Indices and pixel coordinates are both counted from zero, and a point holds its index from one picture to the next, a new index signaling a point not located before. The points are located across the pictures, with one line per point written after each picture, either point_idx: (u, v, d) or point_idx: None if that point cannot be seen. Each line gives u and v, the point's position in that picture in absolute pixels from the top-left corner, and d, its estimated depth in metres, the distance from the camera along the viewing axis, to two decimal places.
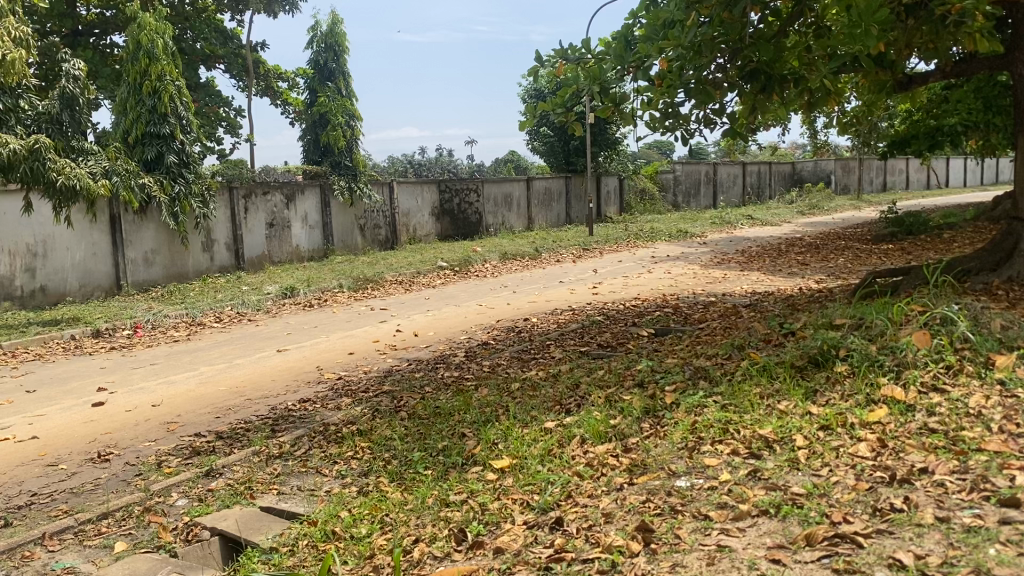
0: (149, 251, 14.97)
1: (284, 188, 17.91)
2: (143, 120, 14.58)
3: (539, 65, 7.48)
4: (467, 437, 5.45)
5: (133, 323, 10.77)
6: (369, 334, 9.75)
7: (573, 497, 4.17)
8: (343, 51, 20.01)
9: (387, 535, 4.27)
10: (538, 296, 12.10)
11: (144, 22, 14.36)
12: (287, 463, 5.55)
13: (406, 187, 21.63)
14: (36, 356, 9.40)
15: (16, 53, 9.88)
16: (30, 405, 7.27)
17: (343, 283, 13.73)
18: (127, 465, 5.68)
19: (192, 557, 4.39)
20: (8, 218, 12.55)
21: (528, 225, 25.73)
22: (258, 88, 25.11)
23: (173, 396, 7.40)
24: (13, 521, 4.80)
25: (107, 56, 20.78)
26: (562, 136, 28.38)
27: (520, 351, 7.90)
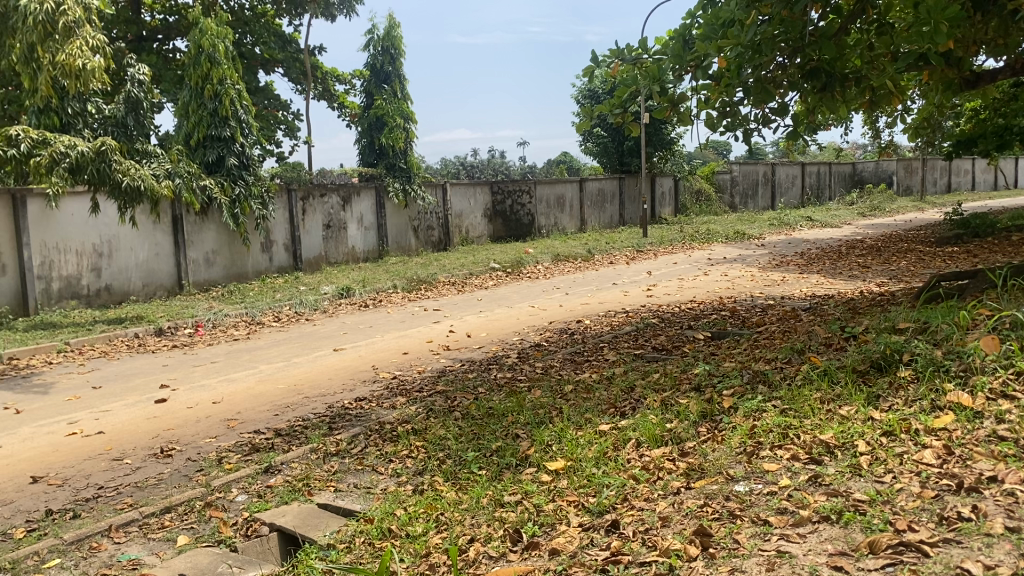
0: (210, 251, 15.30)
1: (340, 190, 18.16)
2: (204, 123, 14.94)
3: (595, 65, 7.45)
4: (521, 438, 5.45)
5: (194, 322, 11.03)
6: (424, 334, 9.82)
7: (629, 501, 4.14)
8: (400, 54, 20.14)
9: (443, 534, 4.29)
10: (592, 298, 12.06)
11: (206, 27, 14.69)
12: (344, 461, 5.61)
13: (459, 189, 21.76)
14: (102, 353, 9.68)
15: (96, 62, 10.31)
16: (96, 401, 7.49)
17: (398, 284, 13.85)
18: (189, 461, 5.81)
19: (252, 552, 4.47)
20: (77, 218, 12.92)
21: (580, 226, 25.67)
22: (315, 91, 25.48)
23: (233, 394, 7.55)
24: (81, 513, 4.95)
25: (170, 61, 21.30)
26: (616, 137, 28.26)
27: (574, 353, 7.88)
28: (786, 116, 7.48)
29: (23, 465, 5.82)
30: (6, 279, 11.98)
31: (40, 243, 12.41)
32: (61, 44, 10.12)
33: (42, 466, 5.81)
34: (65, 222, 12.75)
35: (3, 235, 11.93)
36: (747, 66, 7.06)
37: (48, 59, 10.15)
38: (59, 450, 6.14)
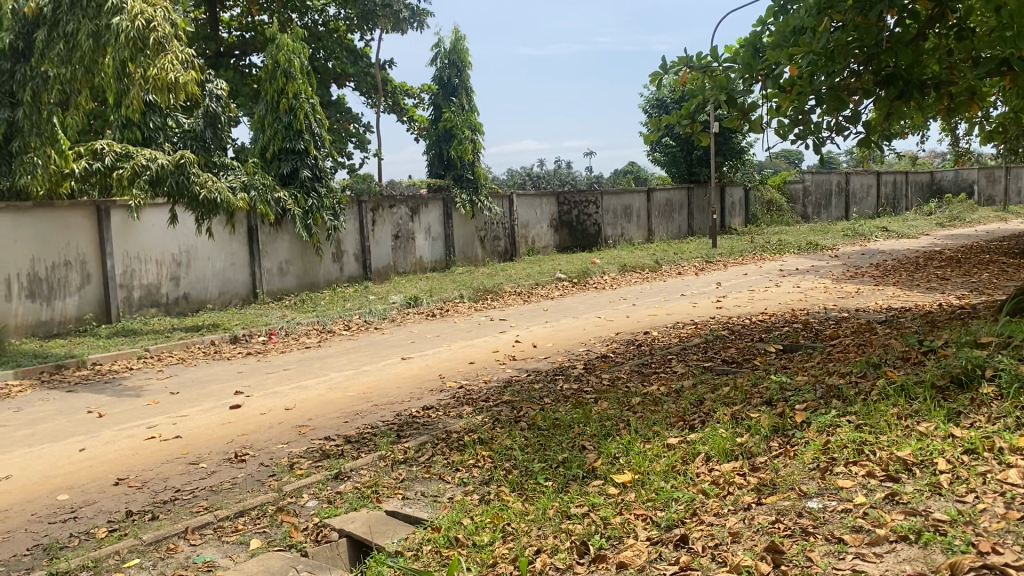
0: (283, 261, 15.65)
1: (409, 201, 18.42)
2: (280, 135, 15.33)
3: (663, 73, 7.41)
4: (588, 450, 5.43)
5: (268, 330, 11.29)
6: (490, 344, 9.86)
7: (699, 515, 4.08)
8: (467, 67, 20.30)
9: (509, 544, 4.29)
10: (660, 309, 11.98)
11: (282, 43, 15.15)
12: (411, 468, 5.67)
13: (526, 200, 21.84)
14: (179, 359, 9.99)
15: (189, 75, 10.72)
16: (174, 406, 7.72)
17: (465, 294, 13.96)
18: (262, 466, 5.94)
19: (322, 558, 4.54)
20: (157, 229, 13.36)
21: (648, 237, 25.50)
22: (385, 104, 25.90)
23: (305, 400, 7.70)
24: (159, 515, 5.10)
25: (246, 76, 21.92)
26: (685, 146, 28.05)
27: (641, 365, 7.81)
28: (859, 124, 7.33)
29: (105, 467, 6.03)
30: (91, 287, 12.44)
31: (123, 253, 12.87)
32: (152, 58, 10.49)
33: (123, 468, 6.02)
34: (146, 233, 13.19)
35: (89, 244, 12.41)
36: (820, 73, 6.94)
37: (139, 73, 10.49)
38: (139, 453, 6.35)
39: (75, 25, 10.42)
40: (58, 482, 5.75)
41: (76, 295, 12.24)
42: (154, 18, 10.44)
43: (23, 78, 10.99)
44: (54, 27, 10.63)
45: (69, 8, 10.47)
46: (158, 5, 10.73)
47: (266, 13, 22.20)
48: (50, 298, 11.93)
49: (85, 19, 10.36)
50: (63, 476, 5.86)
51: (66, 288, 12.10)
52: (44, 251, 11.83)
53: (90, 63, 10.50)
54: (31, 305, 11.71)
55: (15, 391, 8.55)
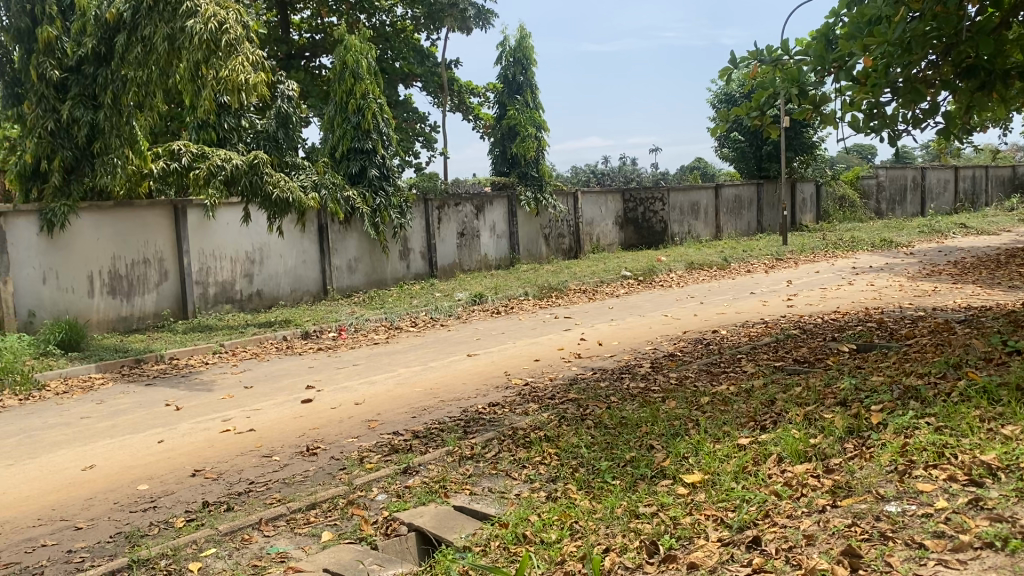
0: (352, 259, 15.87)
1: (474, 199, 18.55)
2: (348, 136, 15.58)
3: (733, 68, 7.29)
4: (656, 449, 5.37)
5: (337, 326, 11.50)
6: (555, 342, 9.86)
7: (772, 517, 4.01)
8: (532, 65, 20.29)
9: (578, 542, 4.28)
10: (729, 307, 11.83)
11: (351, 44, 15.36)
12: (478, 464, 5.70)
13: (591, 197, 21.80)
14: (253, 354, 10.23)
15: (259, 77, 10.81)
16: (248, 400, 7.91)
17: (529, 292, 13.97)
18: (332, 459, 6.05)
19: (392, 551, 4.60)
20: (231, 228, 13.69)
21: (715, 234, 25.20)
22: (450, 104, 26.06)
23: (374, 396, 7.81)
24: (235, 506, 5.22)
25: (315, 77, 22.34)
26: (754, 141, 27.65)
27: (710, 364, 7.71)
28: (937, 116, 7.11)
29: (183, 459, 6.21)
30: (168, 284, 12.83)
31: (199, 251, 13.22)
32: (224, 60, 10.68)
33: (200, 459, 6.19)
34: (220, 231, 13.53)
35: (166, 243, 12.79)
36: (895, 65, 6.76)
37: (212, 75, 10.70)
38: (215, 446, 6.51)
39: (152, 29, 10.77)
40: (138, 473, 5.94)
41: (154, 292, 12.63)
42: (226, 20, 10.66)
43: (103, 82, 11.27)
44: (134, 31, 10.98)
45: (147, 12, 10.81)
46: (230, 8, 11.00)
47: (335, 14, 22.54)
48: (130, 295, 12.33)
49: (161, 22, 10.71)
50: (143, 467, 6.06)
51: (144, 285, 12.50)
52: (124, 249, 12.24)
53: (165, 65, 10.83)
54: (112, 301, 12.13)
55: (97, 384, 8.88)
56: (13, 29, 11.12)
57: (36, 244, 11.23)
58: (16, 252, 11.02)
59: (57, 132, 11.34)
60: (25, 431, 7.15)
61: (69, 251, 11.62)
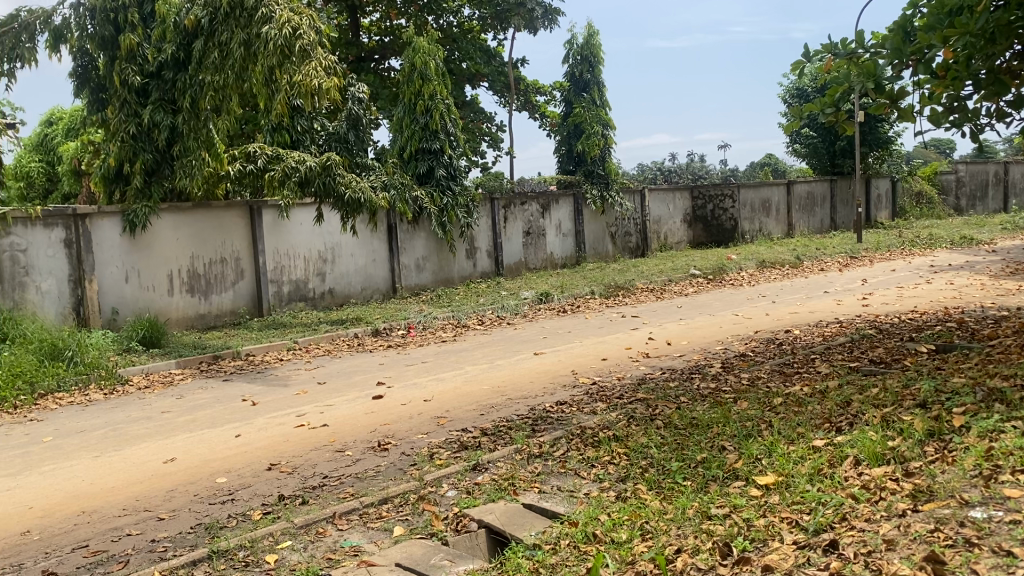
0: (420, 258, 16.04)
1: (541, 198, 18.59)
2: (416, 136, 15.77)
3: (806, 62, 7.15)
4: (728, 450, 5.31)
5: (406, 324, 11.65)
6: (622, 341, 9.81)
7: (849, 521, 3.92)
8: (599, 62, 20.19)
9: (648, 542, 4.25)
10: (802, 307, 11.61)
11: (419, 46, 15.55)
12: (547, 463, 5.71)
13: (658, 195, 21.65)
14: (326, 351, 10.43)
15: (330, 82, 10.90)
16: (321, 396, 8.06)
17: (596, 291, 13.93)
18: (403, 455, 6.13)
19: (462, 547, 4.65)
20: (304, 228, 13.98)
21: (786, 232, 24.75)
22: (517, 103, 26.08)
23: (443, 393, 7.89)
24: (310, 500, 5.34)
25: (384, 79, 22.62)
26: (827, 137, 27.04)
27: (782, 364, 7.58)
28: (1022, 109, 6.86)
29: (260, 453, 6.37)
30: (245, 283, 13.16)
31: (273, 250, 13.52)
32: (297, 65, 10.92)
33: (276, 454, 6.35)
34: (294, 232, 13.83)
35: (242, 243, 13.14)
36: (979, 57, 6.56)
37: (286, 79, 10.96)
38: (290, 440, 6.66)
39: (230, 35, 11.12)
40: (216, 466, 6.12)
41: (231, 291, 12.98)
42: (300, 26, 10.96)
43: (182, 86, 11.62)
44: (211, 37, 11.31)
45: (225, 18, 11.18)
46: (303, 13, 11.28)
47: (404, 16, 22.75)
48: (207, 293, 12.68)
49: (238, 28, 11.07)
50: (221, 460, 6.23)
51: (222, 283, 12.85)
52: (202, 248, 12.60)
53: (241, 69, 11.16)
54: (190, 299, 12.48)
55: (177, 379, 9.16)
56: (98, 37, 11.49)
57: (119, 244, 11.64)
58: (100, 252, 11.44)
59: (139, 135, 11.78)
60: (110, 424, 7.42)
61: (151, 251, 12.00)
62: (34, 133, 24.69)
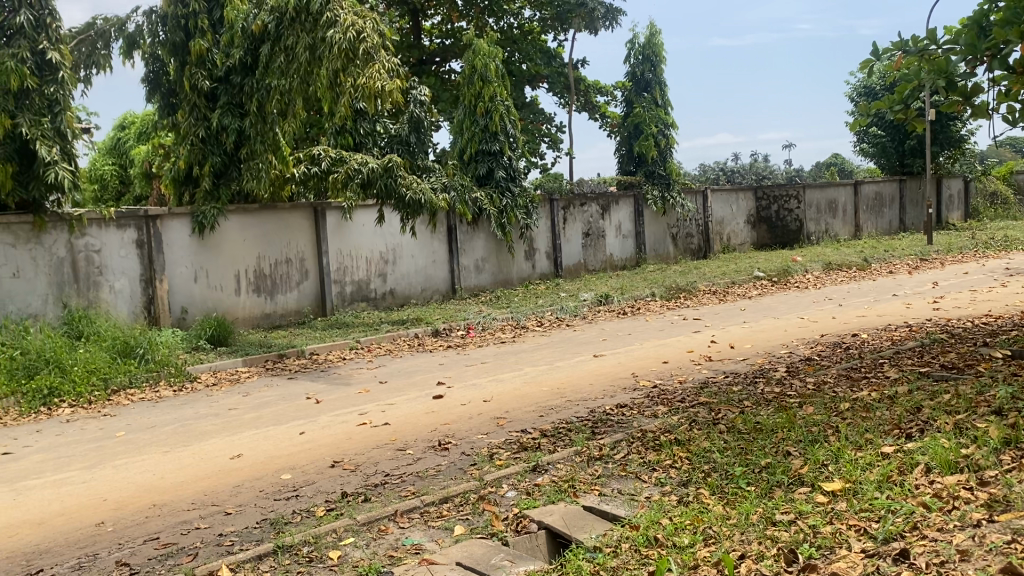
0: (480, 259, 16.12)
1: (600, 199, 18.54)
2: (476, 138, 15.85)
3: (875, 60, 6.97)
4: (793, 456, 5.21)
5: (466, 325, 11.72)
6: (684, 344, 9.70)
7: (920, 530, 3.82)
8: (660, 61, 20.02)
9: (711, 547, 4.19)
10: (870, 309, 11.35)
11: (480, 48, 15.63)
12: (607, 465, 5.67)
13: (721, 195, 21.40)
14: (387, 351, 10.55)
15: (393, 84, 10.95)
16: (382, 395, 8.16)
17: (657, 292, 13.84)
18: (463, 455, 6.16)
19: (522, 548, 4.65)
20: (366, 229, 14.17)
21: (853, 233, 24.23)
22: (578, 104, 25.98)
23: (502, 393, 7.91)
24: (372, 497, 5.40)
25: (445, 81, 22.79)
26: (896, 136, 26.37)
27: (850, 368, 7.41)
28: None
29: (324, 450, 6.48)
30: (309, 283, 13.40)
31: (337, 251, 13.73)
32: (361, 68, 10.96)
33: (339, 451, 6.44)
34: (357, 233, 14.03)
35: (307, 244, 13.37)
36: None
37: (350, 82, 10.99)
38: (353, 438, 6.75)
39: (295, 39, 11.26)
40: (281, 462, 6.24)
41: (296, 291, 13.22)
42: (364, 30, 10.97)
43: (250, 91, 11.90)
44: (277, 41, 11.51)
45: (290, 23, 11.31)
46: (368, 17, 11.30)
47: (465, 19, 22.89)
48: (273, 293, 12.93)
49: (303, 32, 11.17)
50: (286, 457, 6.35)
51: (287, 283, 13.10)
52: (268, 249, 12.87)
53: (307, 73, 11.29)
54: (257, 299, 12.75)
55: (244, 377, 9.38)
56: (169, 43, 11.84)
57: (188, 244, 11.95)
58: (170, 252, 11.76)
59: (208, 139, 12.11)
60: (179, 420, 7.63)
61: (219, 252, 12.28)
62: (108, 137, 25.51)
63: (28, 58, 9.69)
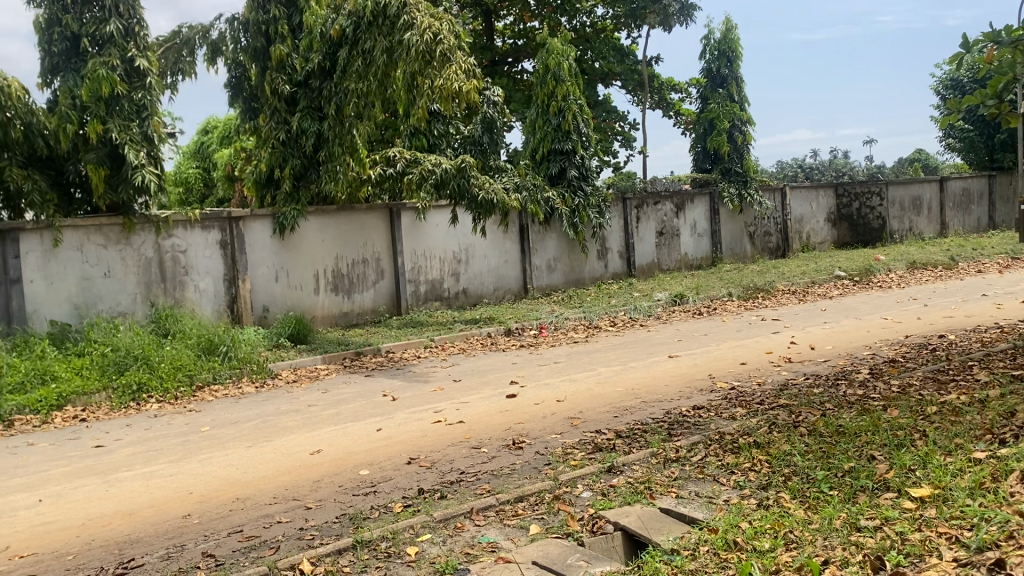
0: (552, 258, 16.11)
1: (674, 197, 18.35)
2: (549, 137, 15.87)
3: (966, 54, 6.70)
4: (877, 460, 5.06)
5: (539, 324, 11.74)
6: (762, 345, 9.53)
7: (1017, 539, 3.67)
8: (737, 57, 19.69)
9: (794, 552, 4.10)
10: (958, 310, 10.96)
11: (553, 47, 15.65)
12: (684, 467, 5.60)
13: (800, 192, 20.94)
14: (461, 350, 10.64)
15: (470, 85, 11.00)
16: (456, 393, 8.23)
17: (734, 292, 13.63)
18: (537, 454, 6.18)
19: (598, 548, 4.63)
20: (440, 229, 14.31)
21: (939, 231, 23.45)
22: (651, 102, 25.72)
23: (576, 393, 7.90)
24: (448, 494, 5.45)
25: (517, 81, 22.85)
26: (986, 130, 25.22)
27: (937, 370, 7.16)
28: None
29: (400, 447, 6.56)
30: (385, 282, 13.59)
31: (411, 251, 13.89)
32: (438, 70, 11.02)
33: (415, 448, 6.52)
34: (430, 233, 14.17)
35: (382, 244, 13.57)
36: None
37: (427, 84, 11.07)
38: (428, 435, 6.83)
39: (373, 43, 11.41)
40: (359, 458, 6.34)
41: (372, 290, 13.42)
42: (441, 31, 11.05)
43: (329, 95, 12.14)
44: (355, 45, 11.67)
45: (368, 27, 11.46)
46: (444, 19, 11.37)
47: (538, 19, 22.91)
48: (351, 292, 13.16)
49: (380, 36, 11.31)
50: (364, 453, 6.46)
51: (364, 283, 13.31)
52: (345, 249, 13.10)
53: (384, 76, 11.45)
54: (335, 298, 12.98)
55: (323, 374, 9.57)
56: (251, 49, 12.09)
57: (270, 245, 12.25)
58: (253, 252, 12.07)
59: (288, 142, 12.42)
60: (261, 416, 7.83)
61: (298, 252, 12.56)
62: (193, 141, 26.37)
63: (118, 65, 10.08)
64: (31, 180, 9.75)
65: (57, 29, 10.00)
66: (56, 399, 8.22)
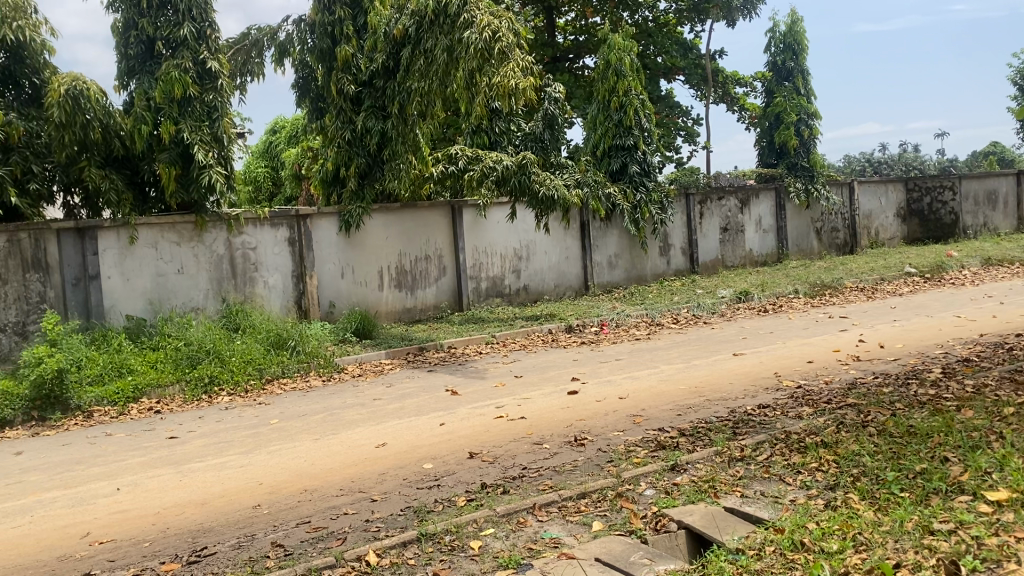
0: (613, 255, 16.05)
1: (738, 193, 18.11)
2: (610, 133, 15.81)
3: None
4: (951, 462, 4.94)
5: (600, 322, 11.70)
6: (830, 343, 9.35)
7: None
8: (803, 49, 19.31)
9: (863, 554, 4.03)
10: None
11: (614, 43, 15.57)
12: (749, 467, 5.53)
13: (869, 187, 20.50)
14: (522, 346, 10.68)
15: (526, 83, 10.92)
16: (518, 389, 8.27)
17: (799, 290, 13.39)
18: (600, 451, 6.18)
19: (662, 547, 4.62)
20: (501, 226, 14.37)
21: (1016, 226, 22.72)
22: (715, 96, 25.37)
23: (638, 391, 7.87)
24: (511, 489, 5.49)
25: (578, 77, 22.78)
26: None
27: (1014, 371, 6.94)
28: None
29: (463, 441, 6.63)
30: (447, 279, 13.71)
31: (473, 248, 13.99)
32: (496, 68, 11.02)
33: (477, 443, 6.58)
34: (491, 230, 14.25)
35: (444, 241, 13.70)
36: None
37: (486, 81, 11.13)
38: (491, 431, 6.89)
39: (434, 41, 11.50)
40: (422, 452, 6.43)
41: (434, 286, 13.56)
42: (499, 30, 11.03)
43: (392, 93, 12.27)
44: (417, 45, 11.79)
45: (430, 25, 11.56)
46: (504, 16, 11.37)
47: (600, 14, 22.83)
48: (414, 288, 13.32)
49: (442, 35, 11.38)
50: (428, 447, 6.55)
51: (426, 279, 13.45)
52: (408, 246, 13.26)
53: (445, 75, 11.49)
54: (398, 294, 13.15)
55: (386, 368, 9.72)
56: (317, 50, 12.41)
57: (335, 242, 12.47)
58: (319, 249, 12.30)
59: (354, 141, 12.61)
60: (327, 409, 8.00)
61: (363, 249, 12.76)
62: (261, 141, 26.94)
63: (191, 67, 10.37)
64: (109, 180, 10.09)
65: (133, 32, 10.36)
66: (132, 392, 8.52)
